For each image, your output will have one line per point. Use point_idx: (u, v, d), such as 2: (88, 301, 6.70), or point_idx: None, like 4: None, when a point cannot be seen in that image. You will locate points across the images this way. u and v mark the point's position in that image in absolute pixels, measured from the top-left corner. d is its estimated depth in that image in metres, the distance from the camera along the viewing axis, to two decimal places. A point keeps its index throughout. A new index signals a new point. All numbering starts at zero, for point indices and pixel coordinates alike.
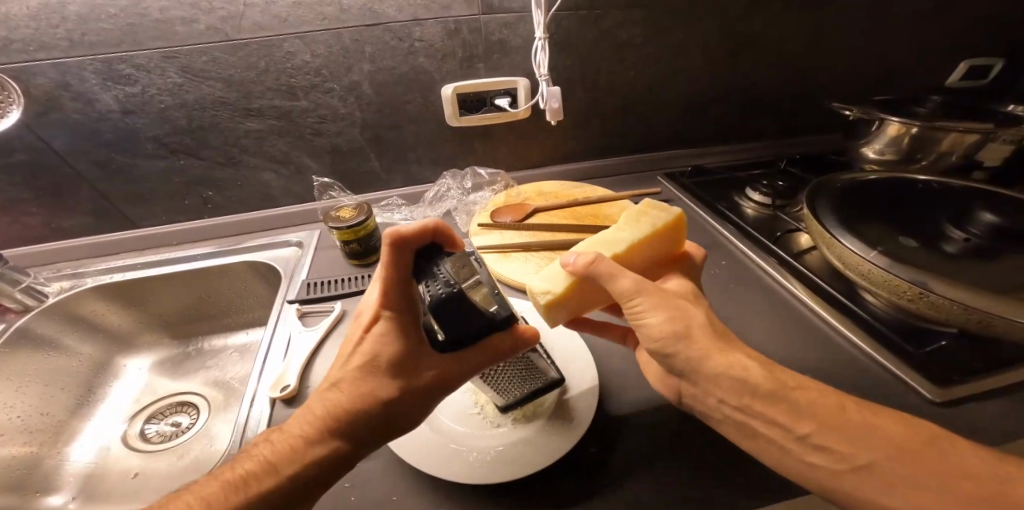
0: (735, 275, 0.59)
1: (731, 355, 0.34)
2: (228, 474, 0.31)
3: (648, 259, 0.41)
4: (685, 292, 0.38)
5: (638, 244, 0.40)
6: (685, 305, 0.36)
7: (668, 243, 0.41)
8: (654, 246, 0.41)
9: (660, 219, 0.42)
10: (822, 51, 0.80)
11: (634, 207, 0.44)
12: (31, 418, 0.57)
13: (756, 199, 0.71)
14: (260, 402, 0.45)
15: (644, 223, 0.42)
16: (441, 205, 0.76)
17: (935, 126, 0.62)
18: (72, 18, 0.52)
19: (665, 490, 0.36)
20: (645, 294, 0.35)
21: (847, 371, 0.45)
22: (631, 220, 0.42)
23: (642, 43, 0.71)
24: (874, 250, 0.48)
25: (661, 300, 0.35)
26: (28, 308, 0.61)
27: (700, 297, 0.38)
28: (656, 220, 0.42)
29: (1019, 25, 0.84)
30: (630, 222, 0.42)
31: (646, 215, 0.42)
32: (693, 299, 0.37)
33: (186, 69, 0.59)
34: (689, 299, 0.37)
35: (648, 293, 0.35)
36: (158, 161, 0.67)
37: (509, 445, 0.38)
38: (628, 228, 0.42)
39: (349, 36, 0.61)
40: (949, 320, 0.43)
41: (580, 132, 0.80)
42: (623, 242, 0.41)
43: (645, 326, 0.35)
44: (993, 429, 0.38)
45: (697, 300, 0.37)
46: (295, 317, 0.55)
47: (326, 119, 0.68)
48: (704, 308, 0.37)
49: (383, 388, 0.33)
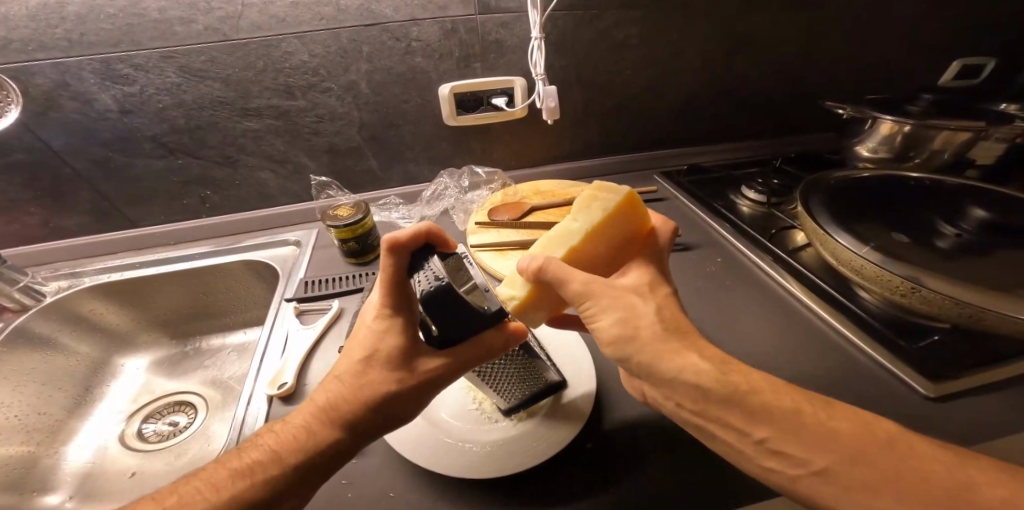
0: (732, 272, 0.59)
1: (688, 361, 0.32)
2: (236, 462, 0.32)
3: (609, 246, 0.38)
4: (642, 285, 0.36)
5: (595, 232, 0.38)
6: (634, 299, 0.35)
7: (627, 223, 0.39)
8: (612, 230, 0.38)
9: (612, 201, 0.39)
10: (817, 51, 0.81)
11: (585, 190, 0.41)
12: (28, 417, 0.57)
13: (751, 197, 0.72)
14: (258, 399, 0.45)
15: (599, 205, 0.39)
16: (438, 203, 0.76)
17: (927, 124, 0.63)
18: (71, 18, 0.53)
19: (660, 486, 0.36)
20: (594, 295, 0.35)
21: (842, 367, 0.45)
22: (583, 207, 0.40)
23: (638, 43, 0.71)
24: (867, 246, 0.49)
25: (610, 299, 0.34)
26: (26, 307, 0.61)
27: (659, 287, 0.37)
28: (606, 203, 0.39)
29: (1011, 24, 0.85)
30: (583, 209, 0.40)
31: (597, 200, 0.40)
32: (648, 292, 0.36)
33: (184, 69, 0.59)
34: (643, 294, 0.36)
35: (599, 293, 0.35)
36: (156, 161, 0.67)
37: (507, 440, 0.38)
38: (582, 217, 0.39)
39: (347, 36, 0.61)
40: (943, 315, 0.43)
41: (577, 131, 0.81)
42: (577, 233, 0.38)
43: (601, 348, 0.35)
44: (987, 424, 0.39)
45: (654, 294, 0.36)
46: (293, 315, 0.55)
47: (323, 118, 0.68)
48: (660, 299, 0.36)
49: (382, 380, 0.33)
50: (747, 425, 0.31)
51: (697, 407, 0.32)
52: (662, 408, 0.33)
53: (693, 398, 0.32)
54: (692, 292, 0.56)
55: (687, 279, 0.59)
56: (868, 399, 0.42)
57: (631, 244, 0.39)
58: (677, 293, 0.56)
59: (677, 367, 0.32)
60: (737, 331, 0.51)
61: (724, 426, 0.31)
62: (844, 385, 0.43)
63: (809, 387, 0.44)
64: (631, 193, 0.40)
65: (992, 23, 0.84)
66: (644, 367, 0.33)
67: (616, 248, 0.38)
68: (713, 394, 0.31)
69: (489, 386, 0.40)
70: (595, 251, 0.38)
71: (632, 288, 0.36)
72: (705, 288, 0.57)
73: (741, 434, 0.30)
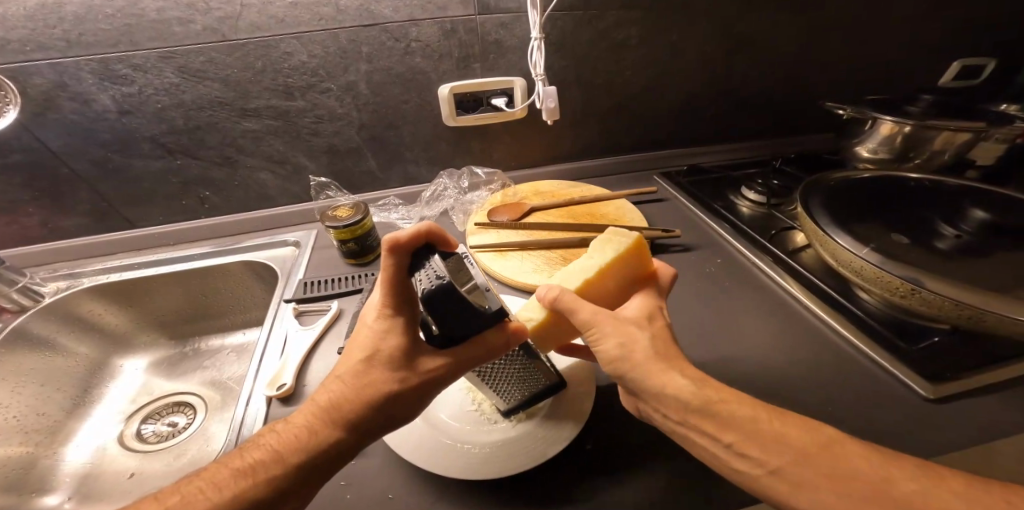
0: (731, 273, 0.59)
1: None
2: (238, 462, 0.32)
3: (619, 286, 0.39)
4: (641, 317, 0.37)
5: (607, 269, 0.39)
6: (634, 330, 0.35)
7: (638, 264, 0.40)
8: (623, 269, 0.40)
9: (624, 243, 0.41)
10: (816, 51, 0.81)
11: (602, 235, 0.44)
12: (27, 418, 0.57)
13: (750, 198, 0.72)
14: (256, 400, 0.45)
15: (612, 246, 0.41)
16: (438, 204, 0.76)
17: (927, 125, 0.63)
18: (69, 19, 0.53)
19: (659, 488, 0.36)
20: (598, 324, 0.35)
21: (840, 367, 0.45)
22: (599, 247, 0.42)
23: (637, 43, 0.71)
24: (866, 247, 0.49)
25: (612, 328, 0.35)
26: (24, 308, 0.61)
27: (658, 318, 0.37)
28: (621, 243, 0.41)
29: (1011, 24, 0.85)
30: (598, 250, 0.42)
31: (612, 241, 0.42)
32: (647, 323, 0.36)
33: (183, 69, 0.59)
34: (642, 325, 0.36)
35: (602, 323, 0.35)
36: (155, 161, 0.67)
37: (506, 441, 0.38)
38: (597, 255, 0.41)
39: (345, 36, 0.61)
40: (942, 316, 0.43)
41: (576, 131, 0.80)
42: (592, 267, 0.40)
43: (598, 348, 0.35)
44: (986, 426, 0.39)
45: (652, 325, 0.36)
46: (292, 316, 0.55)
47: (323, 119, 0.68)
48: (658, 330, 0.36)
49: (383, 380, 0.33)
50: (745, 427, 0.31)
51: (696, 409, 0.32)
52: (660, 408, 0.33)
53: (692, 400, 0.32)
54: (691, 293, 0.56)
55: (687, 280, 0.58)
56: (867, 401, 0.42)
57: (638, 285, 0.40)
58: (677, 294, 0.56)
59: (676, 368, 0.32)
60: (736, 331, 0.51)
61: (722, 428, 0.31)
62: (842, 385, 0.43)
63: (808, 388, 0.43)
64: (640, 238, 0.41)
65: (992, 23, 0.84)
66: (642, 369, 0.33)
67: (624, 287, 0.40)
68: (711, 394, 0.31)
69: (489, 387, 0.40)
70: (605, 286, 0.39)
71: (635, 319, 0.36)
72: (704, 289, 0.57)
73: (738, 434, 0.30)
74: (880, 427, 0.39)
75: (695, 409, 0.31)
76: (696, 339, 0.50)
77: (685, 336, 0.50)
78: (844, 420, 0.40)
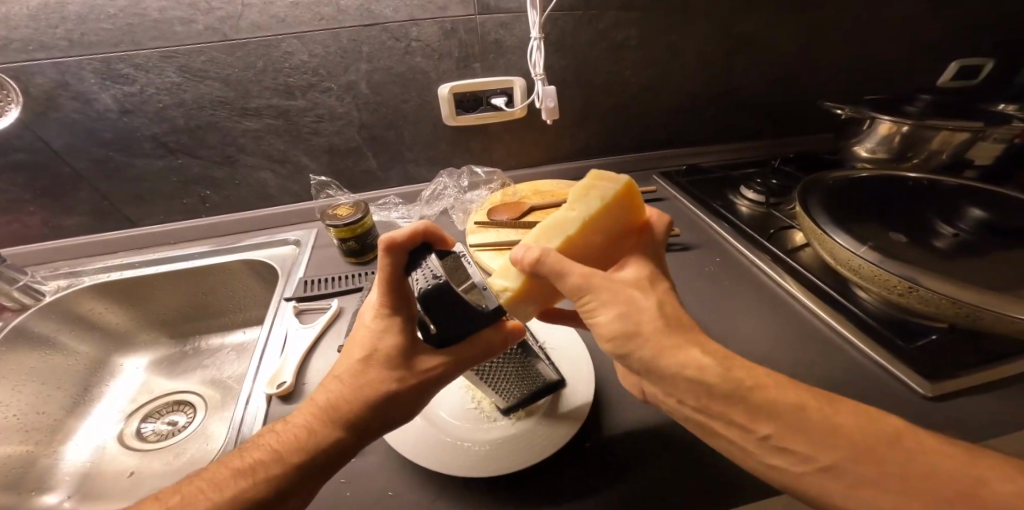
0: (730, 271, 0.59)
1: (683, 358, 0.32)
2: (239, 461, 0.32)
3: (604, 239, 0.36)
4: (640, 280, 0.35)
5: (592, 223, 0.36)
6: (635, 292, 0.34)
7: (623, 217, 0.37)
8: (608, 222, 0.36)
9: (609, 191, 0.37)
10: (815, 51, 0.81)
11: (581, 180, 0.39)
12: (27, 416, 0.57)
13: (749, 197, 0.72)
14: (256, 398, 0.45)
15: (594, 195, 0.37)
16: (438, 203, 0.76)
17: (925, 124, 0.64)
18: (72, 18, 0.53)
19: (659, 484, 0.36)
20: (593, 288, 0.33)
21: (838, 364, 0.46)
22: (579, 196, 0.38)
23: (636, 43, 0.72)
24: (864, 245, 0.49)
25: (613, 290, 0.33)
26: (25, 306, 0.61)
27: (659, 282, 0.36)
28: (604, 192, 0.37)
29: (1008, 25, 0.85)
30: (578, 200, 0.38)
31: (593, 189, 0.38)
32: (649, 286, 0.35)
33: (185, 68, 0.59)
34: (644, 288, 0.34)
35: (597, 288, 0.33)
36: (156, 160, 0.67)
37: (506, 439, 0.38)
38: (579, 206, 0.37)
39: (347, 35, 0.61)
40: (940, 314, 0.43)
41: (576, 130, 0.81)
42: (574, 222, 0.36)
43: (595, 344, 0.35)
44: (984, 422, 0.39)
45: (653, 288, 0.35)
46: (293, 314, 0.55)
47: (323, 118, 0.68)
48: (660, 294, 0.34)
49: (381, 379, 0.33)
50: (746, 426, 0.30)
51: (696, 408, 0.32)
52: None
53: (695, 402, 0.32)
54: (690, 292, 0.56)
55: (685, 279, 0.59)
56: (865, 398, 0.42)
57: (625, 236, 0.38)
58: (677, 292, 0.56)
59: (675, 368, 0.32)
60: (734, 329, 0.51)
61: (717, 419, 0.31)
62: (840, 382, 0.44)
63: (807, 386, 0.44)
64: (630, 182, 0.38)
65: (991, 24, 0.84)
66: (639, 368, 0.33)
67: (610, 241, 0.37)
68: (711, 391, 0.31)
69: (488, 385, 0.40)
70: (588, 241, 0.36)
71: (633, 283, 0.35)
72: (703, 288, 0.57)
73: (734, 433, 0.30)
74: None
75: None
76: None
77: None
78: None
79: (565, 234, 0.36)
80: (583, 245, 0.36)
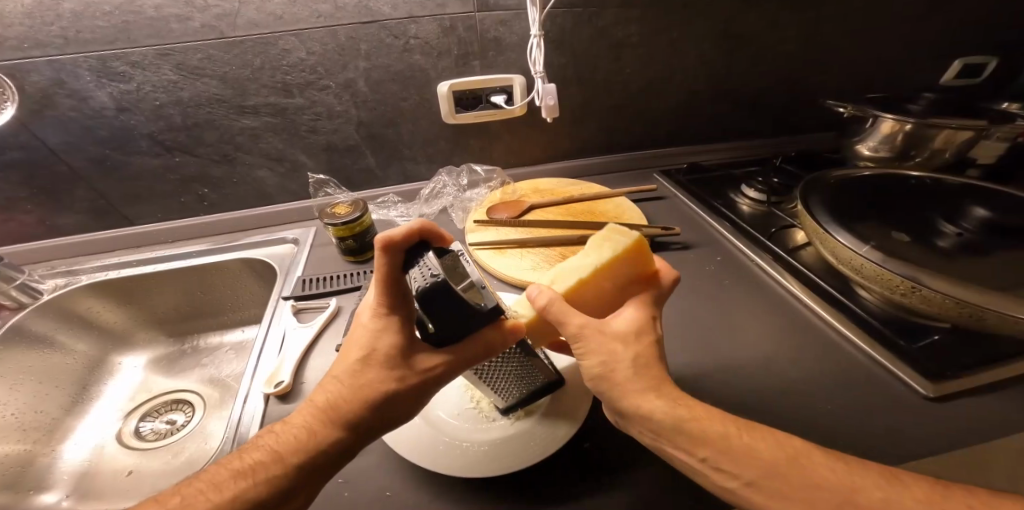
0: (731, 271, 0.59)
1: None
2: (236, 463, 0.32)
3: (614, 288, 0.37)
4: (630, 329, 0.35)
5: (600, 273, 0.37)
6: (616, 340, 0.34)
7: (635, 269, 0.38)
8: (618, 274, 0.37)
9: (622, 243, 0.38)
10: (818, 47, 0.80)
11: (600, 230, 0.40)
12: (25, 415, 0.57)
13: (750, 196, 0.72)
14: (253, 399, 0.45)
15: (608, 245, 0.38)
16: (437, 202, 0.76)
17: (930, 122, 0.63)
18: (66, 16, 0.52)
19: (654, 485, 0.36)
20: (582, 340, 0.34)
21: (840, 366, 0.45)
22: (595, 245, 0.39)
23: (637, 41, 0.71)
24: (867, 244, 0.48)
25: (595, 343, 0.34)
26: (23, 305, 0.61)
27: (646, 335, 0.35)
28: (616, 245, 0.38)
29: (1012, 23, 0.85)
30: (594, 248, 0.39)
31: (609, 241, 0.39)
32: (637, 325, 0.34)
33: (181, 66, 0.59)
34: (628, 339, 0.34)
35: (585, 336, 0.34)
36: (152, 158, 0.67)
37: (506, 438, 0.38)
38: (593, 255, 0.38)
39: (344, 33, 0.61)
40: (942, 314, 0.43)
41: (576, 128, 0.80)
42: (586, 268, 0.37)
43: (586, 351, 0.35)
44: (983, 425, 0.39)
45: (638, 335, 0.34)
46: (290, 314, 0.55)
47: (321, 116, 0.68)
48: (643, 348, 0.34)
49: (381, 379, 0.33)
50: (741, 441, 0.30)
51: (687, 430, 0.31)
52: (649, 418, 0.32)
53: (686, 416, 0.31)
54: (691, 291, 0.56)
55: (685, 278, 0.58)
56: (864, 399, 0.42)
57: (636, 286, 0.38)
58: (675, 292, 0.56)
59: None
60: (735, 329, 0.51)
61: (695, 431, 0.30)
62: (840, 385, 0.43)
63: (808, 388, 0.43)
64: (641, 238, 0.38)
65: (992, 23, 0.84)
66: (637, 383, 0.32)
67: (620, 289, 0.38)
68: None
69: (486, 385, 0.40)
70: (599, 288, 0.37)
71: (622, 331, 0.34)
72: (703, 287, 0.57)
73: (718, 446, 0.30)
74: (876, 428, 0.39)
75: (689, 428, 0.31)
76: (694, 338, 0.50)
77: (685, 334, 0.50)
78: (840, 420, 0.40)
79: (576, 277, 0.37)
80: (592, 292, 0.37)
